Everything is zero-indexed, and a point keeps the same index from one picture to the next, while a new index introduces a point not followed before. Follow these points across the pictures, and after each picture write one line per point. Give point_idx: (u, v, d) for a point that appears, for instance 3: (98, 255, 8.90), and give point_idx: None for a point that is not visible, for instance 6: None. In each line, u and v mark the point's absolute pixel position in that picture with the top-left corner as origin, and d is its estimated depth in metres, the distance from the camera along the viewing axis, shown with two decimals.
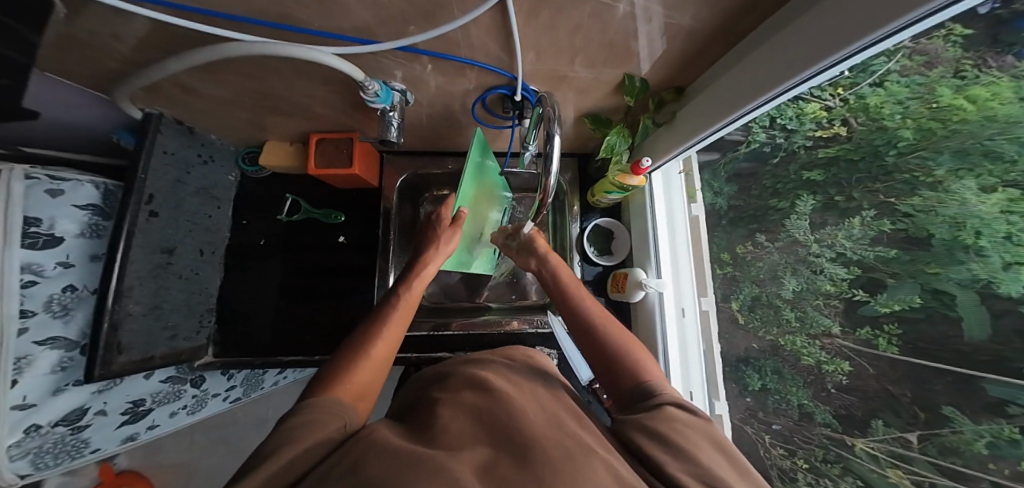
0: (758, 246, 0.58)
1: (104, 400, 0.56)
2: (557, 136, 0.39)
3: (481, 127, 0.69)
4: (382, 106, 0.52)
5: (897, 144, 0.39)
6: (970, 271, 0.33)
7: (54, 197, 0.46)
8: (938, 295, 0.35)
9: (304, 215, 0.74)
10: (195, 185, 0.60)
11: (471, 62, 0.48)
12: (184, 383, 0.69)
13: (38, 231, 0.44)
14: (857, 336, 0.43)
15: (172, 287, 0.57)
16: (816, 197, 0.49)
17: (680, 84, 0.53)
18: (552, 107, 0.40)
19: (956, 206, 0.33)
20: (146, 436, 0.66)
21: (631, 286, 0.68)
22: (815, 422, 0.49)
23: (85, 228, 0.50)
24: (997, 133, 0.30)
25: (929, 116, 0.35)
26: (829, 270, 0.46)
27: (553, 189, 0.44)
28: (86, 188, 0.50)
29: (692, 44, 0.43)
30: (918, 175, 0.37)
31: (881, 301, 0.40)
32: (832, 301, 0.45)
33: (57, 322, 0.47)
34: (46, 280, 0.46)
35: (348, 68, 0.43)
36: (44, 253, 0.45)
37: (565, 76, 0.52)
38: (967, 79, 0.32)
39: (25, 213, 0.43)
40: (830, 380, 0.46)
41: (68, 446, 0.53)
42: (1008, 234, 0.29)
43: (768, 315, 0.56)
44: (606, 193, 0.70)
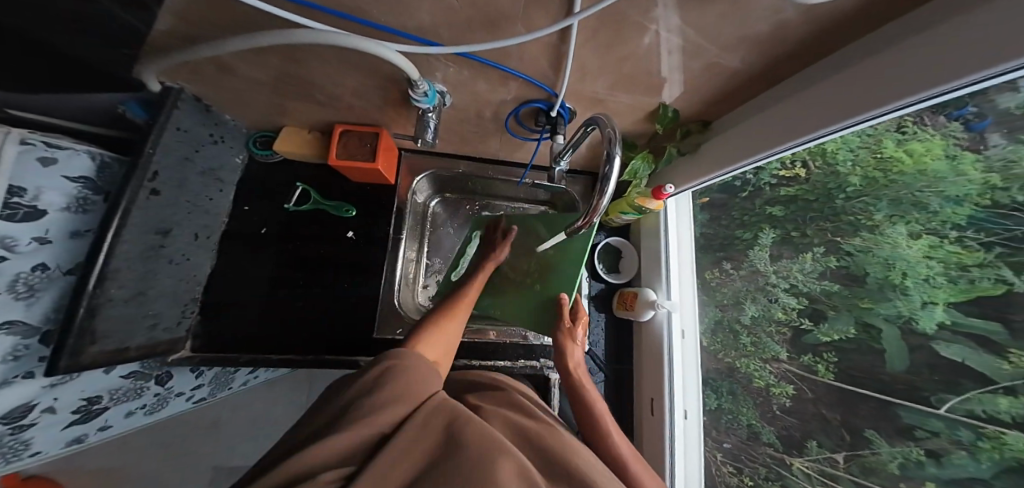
0: (722, 273, 0.67)
1: (55, 395, 0.47)
2: (617, 158, 0.39)
3: (507, 136, 0.69)
4: (425, 106, 0.52)
5: (846, 189, 0.47)
6: (896, 308, 0.41)
7: (46, 166, 0.42)
8: (868, 328, 0.44)
9: (313, 205, 0.70)
10: (200, 165, 0.56)
11: (515, 73, 0.48)
12: (148, 380, 0.60)
13: (19, 202, 0.39)
14: (800, 361, 0.52)
15: (162, 271, 0.52)
16: (775, 231, 0.57)
17: (708, 119, 0.56)
18: (613, 129, 0.40)
19: (889, 248, 0.42)
20: (96, 438, 0.59)
21: (642, 305, 0.69)
22: (762, 441, 0.57)
23: (72, 202, 0.45)
24: (925, 186, 0.39)
25: (875, 166, 0.43)
26: (783, 299, 0.55)
27: (602, 210, 0.45)
28: (82, 159, 0.46)
29: (730, 84, 0.47)
30: (861, 218, 0.45)
31: (824, 331, 0.49)
32: (783, 329, 0.54)
33: (19, 305, 0.41)
34: (16, 257, 0.40)
35: (408, 67, 0.43)
36: (22, 227, 0.40)
37: (603, 99, 0.54)
38: (906, 134, 0.38)
39: (9, 181, 0.38)
40: (777, 402, 0.55)
41: (5, 448, 0.45)
42: (927, 277, 0.38)
43: (728, 339, 0.64)
44: (621, 212, 0.72)
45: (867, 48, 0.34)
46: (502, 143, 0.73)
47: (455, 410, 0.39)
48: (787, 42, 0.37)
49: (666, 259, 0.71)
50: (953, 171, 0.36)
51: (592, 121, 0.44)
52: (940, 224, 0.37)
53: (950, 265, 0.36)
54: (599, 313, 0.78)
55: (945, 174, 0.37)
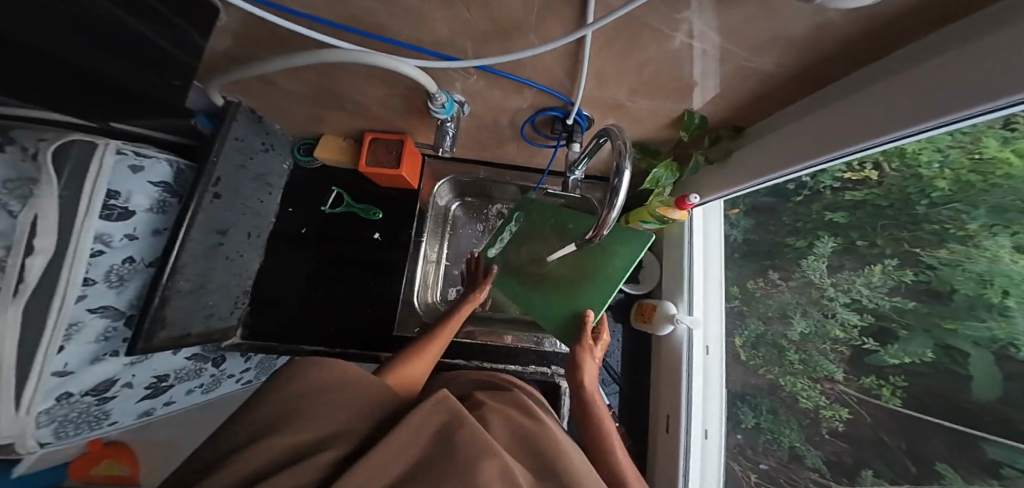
0: (768, 282, 0.61)
1: (133, 373, 0.56)
2: (627, 171, 0.37)
3: (524, 143, 0.69)
4: (443, 116, 0.54)
5: (930, 193, 0.38)
6: (988, 329, 0.33)
7: (134, 172, 0.49)
8: (948, 350, 0.36)
9: (346, 208, 0.76)
10: (253, 171, 0.62)
11: (529, 82, 0.48)
12: (206, 362, 0.69)
13: (115, 204, 0.47)
14: (861, 383, 0.45)
15: (220, 267, 0.59)
16: (837, 239, 0.50)
17: (740, 124, 0.52)
18: (623, 140, 0.38)
19: (986, 262, 0.33)
20: (162, 411, 0.67)
21: (659, 319, 0.66)
22: (804, 467, 0.52)
23: (153, 204, 0.52)
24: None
25: (971, 167, 0.34)
26: (842, 314, 0.47)
27: (611, 224, 0.44)
28: (163, 166, 0.53)
29: (760, 90, 0.43)
30: (949, 226, 0.37)
31: (892, 352, 0.41)
32: (841, 347, 0.47)
33: (111, 293, 0.48)
34: (111, 251, 0.47)
35: (426, 80, 0.45)
36: (116, 225, 0.47)
37: (622, 106, 0.52)
38: (1016, 133, 0.28)
39: (108, 186, 0.46)
40: (827, 426, 0.49)
41: (90, 416, 0.53)
42: None
43: (771, 355, 0.59)
44: (642, 222, 0.70)
45: (912, 52, 0.30)
46: (520, 150, 0.73)
47: (455, 410, 0.35)
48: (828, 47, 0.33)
49: (690, 272, 0.67)
50: None
51: (604, 133, 0.42)
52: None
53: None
54: (616, 324, 0.77)
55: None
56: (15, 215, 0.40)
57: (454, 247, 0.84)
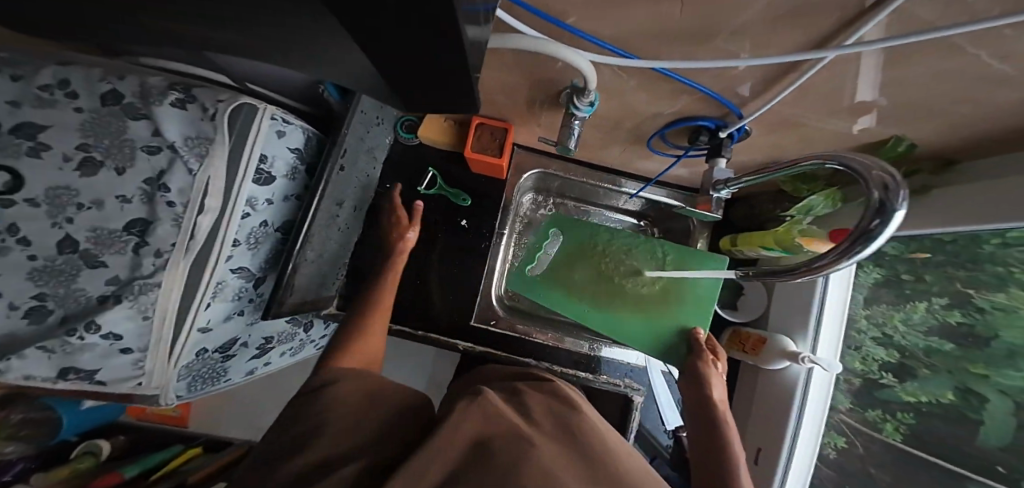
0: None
1: (249, 333, 0.61)
2: (903, 211, 0.26)
3: (639, 147, 0.64)
4: (580, 114, 0.49)
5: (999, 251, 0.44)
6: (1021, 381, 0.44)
7: (280, 137, 0.53)
8: (970, 394, 0.49)
9: (437, 191, 0.73)
10: (368, 144, 0.61)
11: (699, 88, 0.42)
12: (298, 327, 0.72)
13: (264, 169, 0.51)
14: (865, 415, 0.60)
15: (333, 236, 0.60)
16: (879, 271, 0.60)
17: (954, 158, 0.44)
18: (881, 172, 0.28)
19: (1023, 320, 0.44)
20: (263, 370, 0.71)
21: (771, 354, 0.61)
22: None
23: (289, 172, 0.56)
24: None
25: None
26: (869, 348, 0.60)
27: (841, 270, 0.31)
28: (299, 133, 0.56)
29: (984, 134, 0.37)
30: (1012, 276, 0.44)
31: (909, 388, 0.55)
32: (854, 378, 0.61)
33: (248, 254, 0.54)
34: (255, 213, 0.52)
35: (590, 72, 0.40)
36: (262, 189, 0.52)
37: (799, 127, 0.46)
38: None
39: (261, 151, 0.50)
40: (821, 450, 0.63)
41: (213, 371, 0.60)
42: None
43: None
44: (764, 247, 0.64)
45: None
46: (626, 152, 0.68)
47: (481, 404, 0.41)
48: None
49: (820, 312, 0.59)
50: None
51: (836, 164, 0.32)
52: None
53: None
54: None
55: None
56: (192, 173, 0.45)
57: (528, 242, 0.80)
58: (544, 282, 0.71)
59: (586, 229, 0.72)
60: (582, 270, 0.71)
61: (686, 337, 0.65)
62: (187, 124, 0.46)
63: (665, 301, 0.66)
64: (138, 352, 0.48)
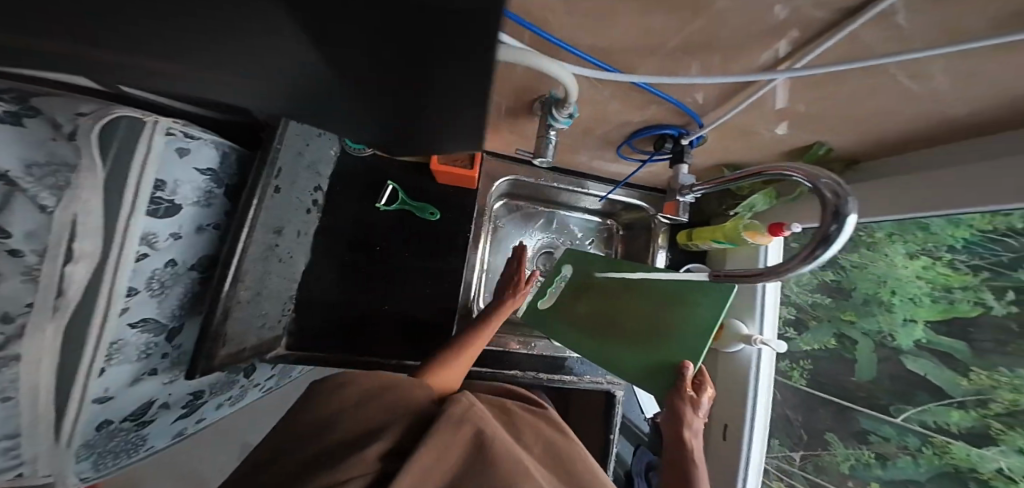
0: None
1: (170, 391, 0.48)
2: (852, 216, 0.28)
3: (609, 152, 0.65)
4: (558, 125, 0.48)
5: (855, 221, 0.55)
6: (876, 324, 0.55)
7: (182, 157, 0.43)
8: (843, 339, 0.59)
9: (400, 206, 0.66)
10: (310, 160, 0.51)
11: (670, 99, 0.44)
12: (237, 373, 0.59)
13: (162, 196, 0.41)
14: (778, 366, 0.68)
15: (274, 271, 0.48)
16: None
17: (857, 159, 0.52)
18: (830, 180, 0.30)
19: (885, 266, 0.54)
20: (195, 428, 0.58)
21: (729, 338, 0.67)
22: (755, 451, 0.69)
23: (200, 197, 0.46)
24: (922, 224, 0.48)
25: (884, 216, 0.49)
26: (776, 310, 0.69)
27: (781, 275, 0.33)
28: (209, 150, 0.46)
29: (895, 138, 0.44)
30: (863, 234, 0.56)
31: (806, 340, 0.64)
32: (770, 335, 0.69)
33: (153, 302, 0.42)
34: (156, 253, 0.41)
35: (569, 80, 0.38)
36: (163, 222, 0.41)
37: (749, 135, 0.49)
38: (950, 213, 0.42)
39: (156, 176, 0.40)
40: None
41: (126, 444, 0.46)
42: (912, 297, 0.51)
43: None
44: (712, 240, 0.70)
45: None
46: (596, 156, 0.69)
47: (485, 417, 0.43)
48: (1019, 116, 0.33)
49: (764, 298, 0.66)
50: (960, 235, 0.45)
51: (794, 173, 0.34)
52: (934, 249, 0.48)
53: (937, 285, 0.48)
54: None
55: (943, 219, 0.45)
56: (48, 212, 0.32)
57: (495, 244, 0.83)
58: (557, 311, 0.73)
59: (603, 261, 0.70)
60: (580, 305, 0.70)
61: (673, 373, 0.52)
62: (27, 146, 0.32)
63: (661, 326, 0.55)
64: (3, 443, 0.34)
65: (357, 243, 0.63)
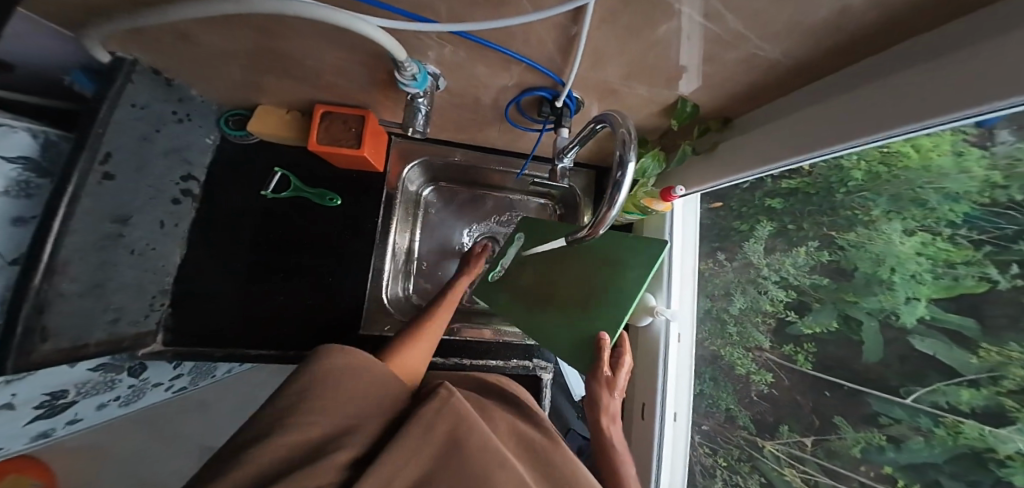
0: (718, 264, 0.68)
1: (13, 392, 0.44)
2: (632, 163, 0.34)
3: (508, 126, 0.63)
4: (414, 91, 0.43)
5: (847, 183, 0.45)
6: (880, 301, 0.43)
7: None
8: (848, 320, 0.46)
9: (294, 193, 0.65)
10: (163, 146, 0.51)
11: (518, 56, 0.42)
12: (119, 372, 0.60)
13: None
14: (782, 351, 0.55)
15: (122, 264, 0.48)
16: (772, 224, 0.57)
17: (728, 115, 0.52)
18: (627, 129, 0.35)
19: (882, 243, 0.42)
20: (64, 432, 0.57)
21: (640, 310, 0.70)
22: (736, 425, 0.62)
23: (13, 186, 0.37)
24: (928, 182, 0.37)
25: (878, 160, 0.40)
26: (771, 292, 0.57)
27: (608, 223, 0.37)
28: (21, 137, 0.37)
29: (757, 79, 0.42)
30: (859, 213, 0.45)
31: (807, 323, 0.51)
32: (768, 319, 0.57)
33: None
34: None
35: (391, 44, 0.34)
36: None
37: (617, 90, 0.48)
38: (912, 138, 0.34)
39: None
40: (755, 389, 0.58)
41: None
42: (914, 273, 0.39)
43: (714, 328, 0.67)
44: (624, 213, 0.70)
45: (928, 42, 0.29)
46: (502, 133, 0.67)
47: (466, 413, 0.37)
48: (845, 31, 0.31)
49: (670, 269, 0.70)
50: (955, 167, 0.35)
51: (602, 119, 0.39)
52: (936, 220, 0.37)
53: (937, 261, 0.37)
54: None
55: (950, 170, 0.35)
56: None
57: (427, 233, 0.78)
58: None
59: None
60: (529, 273, 0.62)
61: (592, 345, 0.53)
62: None
63: (601, 295, 0.54)
64: None
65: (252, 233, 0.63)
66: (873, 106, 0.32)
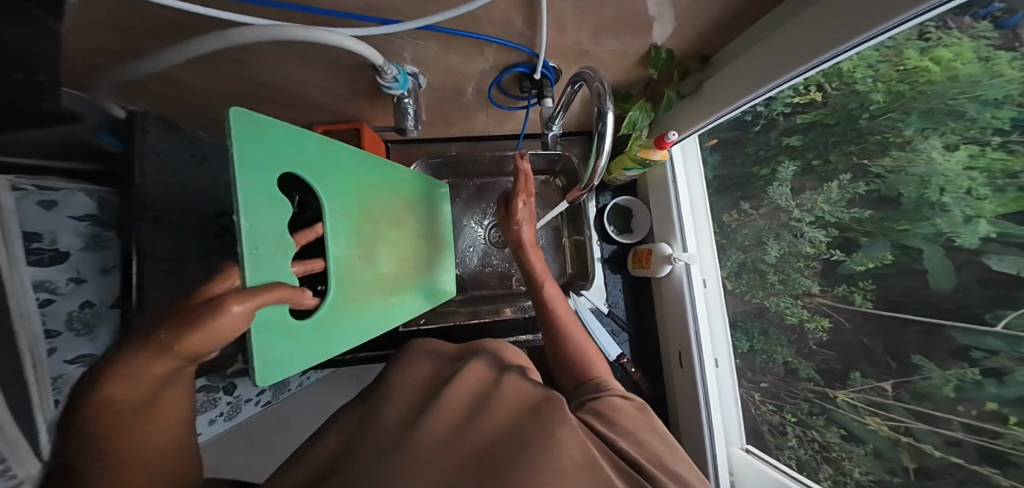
0: (743, 213, 0.67)
1: None
2: (610, 114, 0.40)
3: (494, 109, 0.65)
4: (399, 92, 0.47)
5: (869, 107, 0.45)
6: (935, 225, 0.40)
7: (47, 209, 0.40)
8: (906, 250, 0.43)
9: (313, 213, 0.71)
10: (193, 185, 0.56)
11: (487, 38, 0.44)
12: (218, 391, 0.62)
13: (41, 247, 0.40)
14: (835, 292, 0.52)
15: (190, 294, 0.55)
16: (796, 162, 0.56)
17: (706, 53, 0.53)
18: (600, 82, 0.40)
19: (925, 164, 0.40)
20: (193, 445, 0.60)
21: (657, 261, 0.72)
22: (800, 377, 0.58)
23: (88, 241, 0.45)
24: (960, 93, 0.36)
25: (898, 78, 0.41)
26: (810, 233, 0.54)
27: (602, 171, 0.47)
28: (80, 198, 0.44)
29: (726, 11, 0.42)
30: (890, 136, 0.43)
31: (858, 260, 0.48)
32: (812, 262, 0.54)
33: (83, 341, 0.43)
34: (61, 298, 0.41)
35: (368, 51, 0.37)
36: (54, 270, 0.41)
37: (587, 51, 0.50)
38: (930, 41, 0.36)
39: (22, 229, 0.38)
40: (812, 338, 0.55)
41: None
42: (968, 189, 0.37)
43: (754, 279, 0.65)
44: (624, 169, 0.72)
45: None
46: (489, 117, 0.69)
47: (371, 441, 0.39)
48: None
49: (679, 211, 0.72)
50: (987, 73, 0.34)
51: (581, 71, 0.43)
52: (981, 130, 0.35)
53: (994, 173, 0.34)
54: (615, 273, 0.82)
55: (981, 77, 0.34)
56: None
57: None
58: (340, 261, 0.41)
59: (346, 165, 0.44)
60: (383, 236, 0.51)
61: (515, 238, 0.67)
62: None
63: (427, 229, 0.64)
64: None
65: None
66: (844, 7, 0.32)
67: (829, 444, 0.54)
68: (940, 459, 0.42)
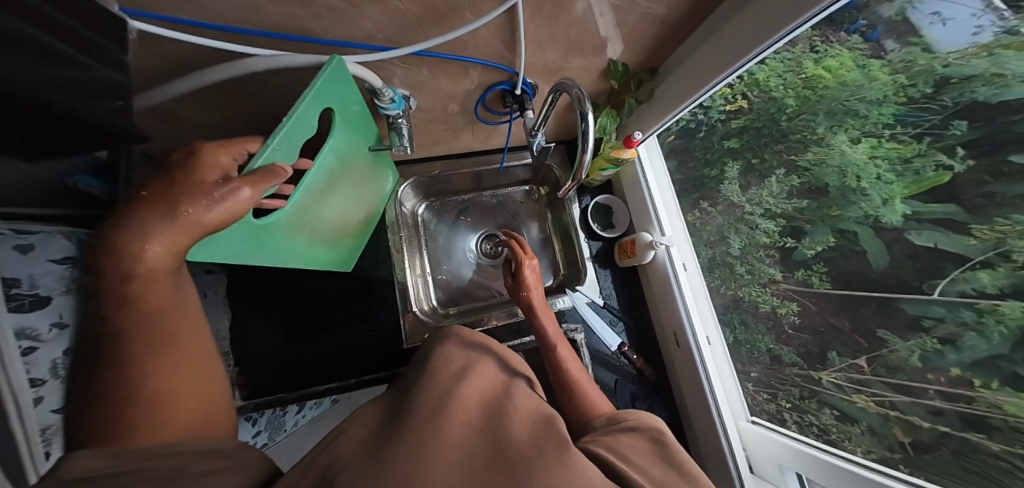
0: (703, 211, 0.77)
1: None
2: (590, 113, 0.46)
3: (479, 126, 0.70)
4: (394, 112, 0.51)
5: (786, 110, 0.56)
6: (861, 209, 0.48)
7: (25, 254, 0.38)
8: (845, 234, 0.50)
9: None
10: None
11: (473, 60, 0.50)
12: None
13: (20, 292, 0.36)
14: (796, 277, 0.59)
15: None
16: (738, 162, 0.66)
17: (653, 65, 0.62)
18: (579, 89, 0.47)
19: (839, 157, 0.49)
20: None
21: (641, 248, 0.78)
22: (785, 363, 0.63)
23: (70, 283, 0.42)
24: (851, 95, 0.46)
25: (802, 84, 0.52)
26: (763, 224, 0.63)
27: (587, 164, 0.53)
28: (57, 241, 0.42)
29: (664, 30, 0.52)
30: (807, 133, 0.53)
31: (807, 245, 0.56)
32: (771, 252, 0.62)
33: None
34: (44, 345, 0.37)
35: (367, 74, 0.42)
36: (35, 315, 0.37)
37: (559, 67, 0.57)
38: (822, 52, 0.47)
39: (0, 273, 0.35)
40: (787, 322, 0.61)
41: None
42: (878, 176, 0.45)
43: (725, 273, 0.73)
44: (600, 170, 0.79)
45: None
46: (474, 135, 0.74)
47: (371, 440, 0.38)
48: None
49: (653, 201, 0.80)
50: (866, 77, 0.44)
51: (557, 86, 0.50)
52: (875, 126, 0.45)
53: (893, 160, 0.43)
54: (604, 268, 0.87)
55: (863, 81, 0.45)
56: None
57: (434, 243, 0.86)
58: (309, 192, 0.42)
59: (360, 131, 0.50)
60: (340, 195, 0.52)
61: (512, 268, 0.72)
62: None
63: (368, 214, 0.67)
64: None
65: (281, 289, 0.71)
66: (752, 25, 0.41)
67: (827, 425, 0.57)
68: (931, 431, 0.43)
